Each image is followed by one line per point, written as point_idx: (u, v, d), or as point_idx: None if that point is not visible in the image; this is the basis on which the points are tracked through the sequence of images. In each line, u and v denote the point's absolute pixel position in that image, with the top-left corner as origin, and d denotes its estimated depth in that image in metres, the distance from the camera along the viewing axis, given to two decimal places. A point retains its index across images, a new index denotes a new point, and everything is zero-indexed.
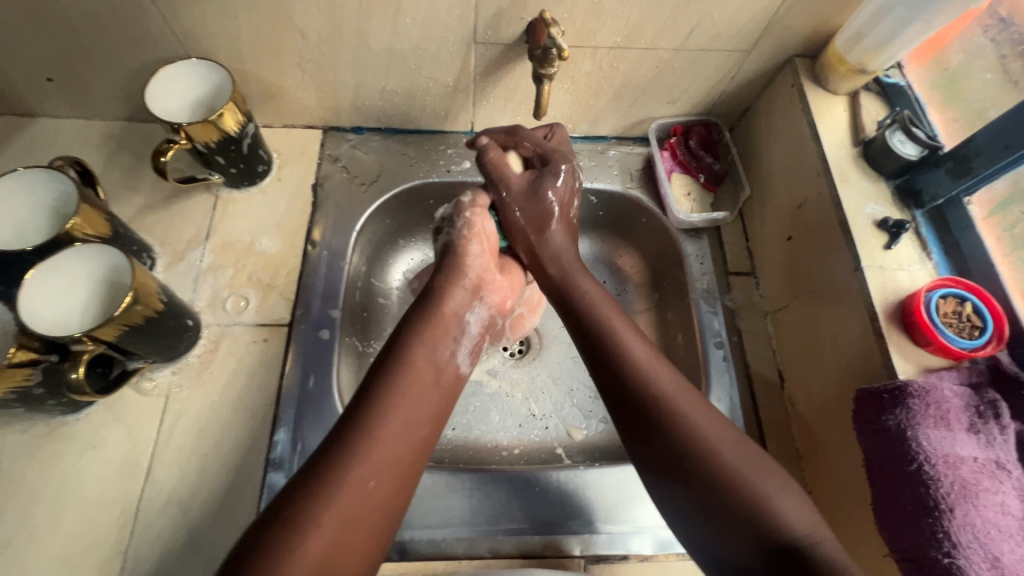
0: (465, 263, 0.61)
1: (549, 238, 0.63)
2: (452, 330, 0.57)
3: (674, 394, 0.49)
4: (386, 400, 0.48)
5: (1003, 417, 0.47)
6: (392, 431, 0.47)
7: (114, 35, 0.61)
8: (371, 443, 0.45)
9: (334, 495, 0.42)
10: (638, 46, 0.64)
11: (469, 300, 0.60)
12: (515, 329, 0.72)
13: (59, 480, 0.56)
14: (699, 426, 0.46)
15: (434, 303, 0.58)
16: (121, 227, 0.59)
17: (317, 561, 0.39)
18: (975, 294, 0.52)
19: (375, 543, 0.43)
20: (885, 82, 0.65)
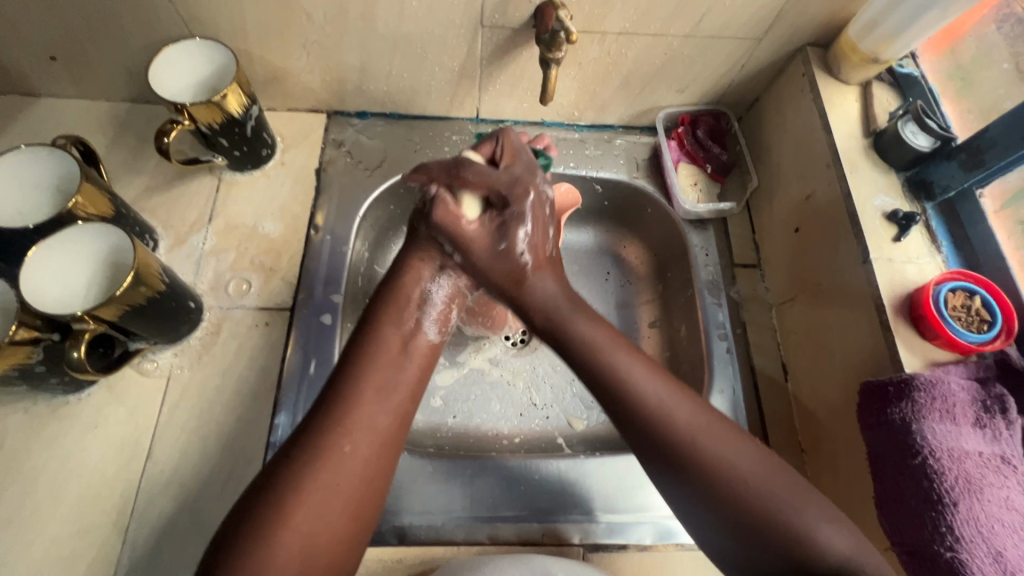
0: (414, 282, 0.56)
1: (516, 227, 0.55)
2: (416, 299, 0.55)
3: (683, 418, 0.47)
4: (360, 373, 0.48)
5: (1010, 412, 0.47)
6: (367, 401, 0.47)
7: (119, 14, 0.60)
8: (344, 413, 0.45)
9: (314, 466, 0.42)
10: (647, 32, 0.63)
11: (432, 271, 0.57)
12: (513, 320, 0.76)
13: (61, 458, 0.56)
14: (714, 451, 0.45)
15: (405, 267, 0.56)
16: (124, 208, 0.59)
17: (297, 530, 0.40)
18: (985, 289, 0.52)
19: (359, 510, 0.43)
20: (898, 72, 0.64)
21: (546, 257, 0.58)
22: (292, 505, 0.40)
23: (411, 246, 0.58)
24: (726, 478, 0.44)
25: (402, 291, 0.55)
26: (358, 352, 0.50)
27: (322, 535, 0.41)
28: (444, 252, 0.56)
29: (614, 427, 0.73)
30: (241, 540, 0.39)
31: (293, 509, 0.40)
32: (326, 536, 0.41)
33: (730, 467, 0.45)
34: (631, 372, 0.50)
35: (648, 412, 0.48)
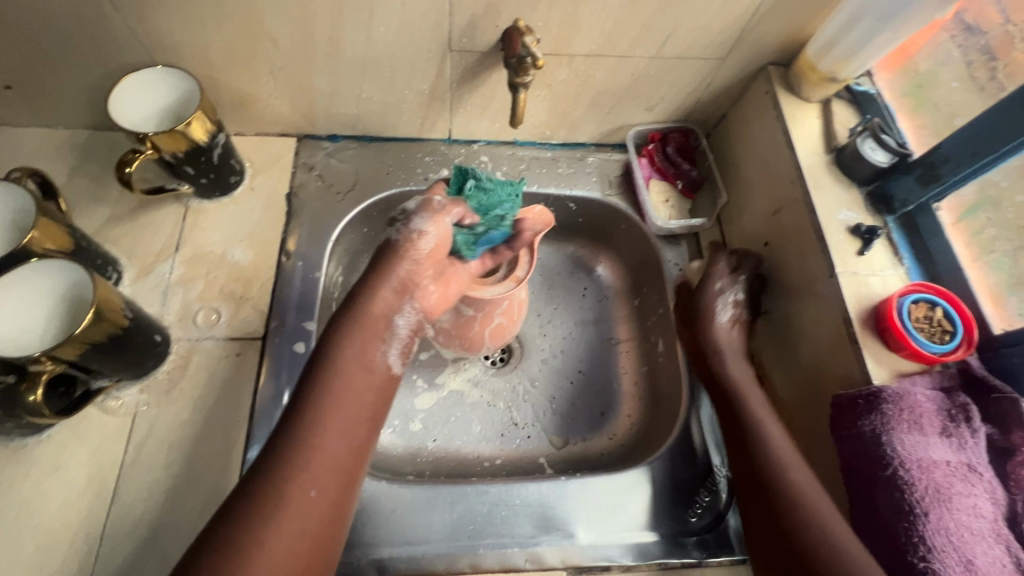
0: (411, 255, 0.56)
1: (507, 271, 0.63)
2: (381, 332, 0.55)
3: (809, 486, 0.50)
4: (324, 412, 0.48)
5: (974, 420, 0.48)
6: (319, 433, 0.47)
7: (76, 41, 0.59)
8: (303, 436, 0.46)
9: (276, 515, 0.42)
10: (613, 53, 0.64)
11: (402, 301, 0.56)
12: (494, 339, 0.69)
13: (19, 504, 0.53)
14: (815, 506, 0.48)
15: (366, 296, 0.55)
16: (85, 240, 0.58)
17: None
18: (946, 300, 0.53)
19: (324, 549, 0.44)
20: (855, 90, 0.66)
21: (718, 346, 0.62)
22: (247, 526, 0.41)
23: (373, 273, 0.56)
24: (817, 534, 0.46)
25: (357, 320, 0.53)
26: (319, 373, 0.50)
27: None
28: (428, 238, 0.57)
29: (595, 445, 0.73)
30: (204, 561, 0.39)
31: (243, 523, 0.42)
32: None
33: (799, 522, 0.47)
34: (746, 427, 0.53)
35: (791, 485, 0.50)
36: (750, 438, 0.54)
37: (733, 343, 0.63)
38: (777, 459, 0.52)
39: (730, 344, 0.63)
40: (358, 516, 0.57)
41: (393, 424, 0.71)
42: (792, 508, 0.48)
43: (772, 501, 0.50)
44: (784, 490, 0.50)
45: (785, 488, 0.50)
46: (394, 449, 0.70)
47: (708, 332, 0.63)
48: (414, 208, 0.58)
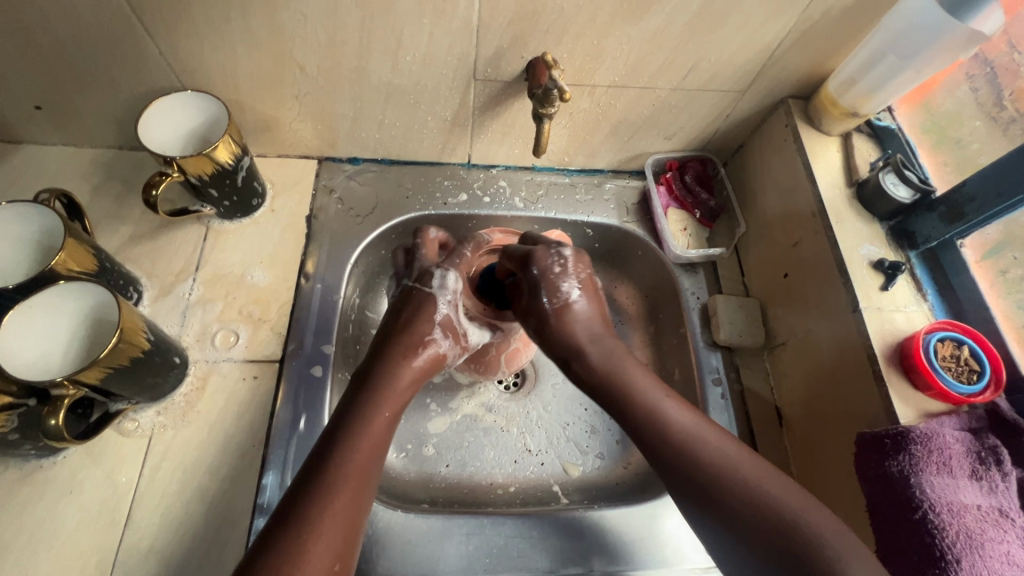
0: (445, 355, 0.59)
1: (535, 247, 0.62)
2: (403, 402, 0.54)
3: (744, 468, 0.46)
4: (342, 474, 0.46)
5: (1005, 463, 0.47)
6: (350, 487, 0.46)
7: (109, 65, 0.60)
8: (330, 489, 0.45)
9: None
10: (635, 84, 0.64)
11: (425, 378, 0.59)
12: (509, 362, 0.68)
13: (32, 527, 0.53)
14: (754, 488, 0.45)
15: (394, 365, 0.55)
16: (107, 261, 0.58)
17: None
18: (972, 338, 0.53)
19: None
20: (876, 124, 0.66)
21: (577, 347, 0.56)
22: None
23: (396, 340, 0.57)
24: (753, 513, 0.44)
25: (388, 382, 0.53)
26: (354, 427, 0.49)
27: None
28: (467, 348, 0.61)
29: (610, 474, 0.72)
30: None
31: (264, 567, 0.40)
32: None
33: (739, 515, 0.44)
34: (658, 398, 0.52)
35: (714, 474, 0.46)
36: (659, 430, 0.50)
37: (594, 322, 0.58)
38: (697, 450, 0.47)
39: (590, 323, 0.57)
40: (372, 546, 0.57)
41: (406, 449, 0.71)
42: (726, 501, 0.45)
43: (699, 493, 0.46)
44: (715, 483, 0.46)
45: (717, 484, 0.45)
46: (407, 475, 0.69)
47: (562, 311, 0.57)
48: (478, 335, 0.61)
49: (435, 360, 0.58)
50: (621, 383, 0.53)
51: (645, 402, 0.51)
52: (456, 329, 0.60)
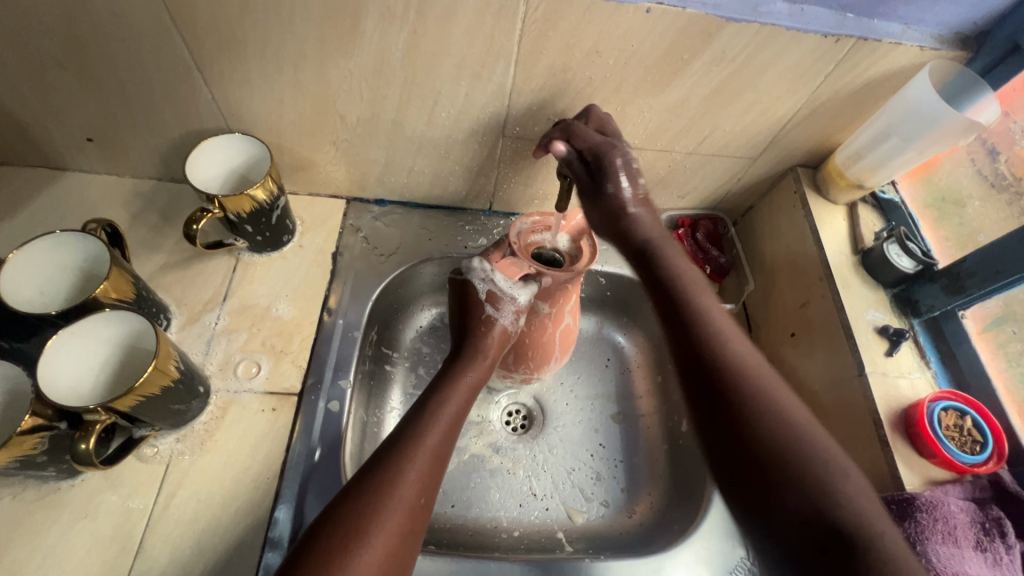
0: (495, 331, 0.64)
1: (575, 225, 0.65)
2: (491, 356, 0.64)
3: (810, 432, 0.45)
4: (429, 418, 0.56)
5: (1008, 535, 0.49)
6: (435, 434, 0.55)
7: (162, 106, 0.64)
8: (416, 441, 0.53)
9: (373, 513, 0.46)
10: (654, 147, 0.68)
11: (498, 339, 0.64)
12: (562, 344, 0.69)
13: (45, 551, 0.53)
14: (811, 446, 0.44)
15: (420, 433, 0.54)
16: (144, 291, 0.60)
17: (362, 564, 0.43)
18: (974, 409, 0.55)
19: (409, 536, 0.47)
20: (881, 197, 0.69)
21: (650, 239, 0.58)
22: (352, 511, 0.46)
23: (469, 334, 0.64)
24: (776, 435, 0.45)
25: (415, 448, 0.52)
26: (402, 449, 0.52)
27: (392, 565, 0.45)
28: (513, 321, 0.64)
29: (614, 523, 0.73)
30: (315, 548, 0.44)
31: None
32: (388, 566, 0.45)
33: (806, 479, 0.42)
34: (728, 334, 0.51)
35: (773, 400, 0.47)
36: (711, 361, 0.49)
37: (661, 232, 0.59)
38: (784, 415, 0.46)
39: (647, 228, 0.59)
40: None
41: None
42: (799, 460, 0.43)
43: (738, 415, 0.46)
44: (785, 451, 0.44)
45: (789, 452, 0.44)
46: None
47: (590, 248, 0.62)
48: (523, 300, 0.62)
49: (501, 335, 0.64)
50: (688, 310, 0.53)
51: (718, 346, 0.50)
52: (501, 296, 0.63)
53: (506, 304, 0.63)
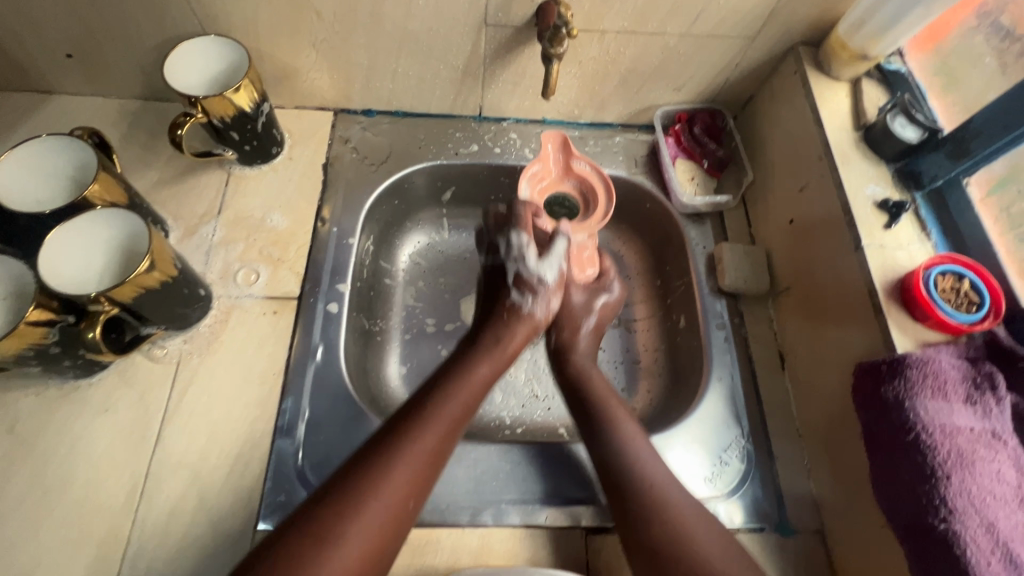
0: (532, 313, 0.66)
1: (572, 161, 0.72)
2: (530, 330, 0.65)
3: (691, 522, 0.51)
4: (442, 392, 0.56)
5: (999, 388, 0.48)
6: (451, 414, 0.54)
7: (135, 12, 0.63)
8: (432, 411, 0.53)
9: (373, 479, 0.47)
10: (645, 30, 0.65)
11: (539, 306, 0.66)
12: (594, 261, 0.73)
13: (72, 440, 0.57)
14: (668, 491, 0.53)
15: (410, 435, 0.51)
16: (138, 198, 0.61)
17: (349, 542, 0.44)
18: (972, 271, 0.54)
19: (404, 510, 0.48)
20: (886, 68, 0.67)
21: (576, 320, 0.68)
22: (352, 481, 0.47)
23: (485, 327, 0.65)
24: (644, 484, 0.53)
25: (435, 412, 0.54)
26: (414, 422, 0.52)
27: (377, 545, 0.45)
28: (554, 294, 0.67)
29: None
30: (306, 512, 0.45)
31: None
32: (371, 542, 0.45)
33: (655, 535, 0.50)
34: (621, 425, 0.59)
35: (641, 476, 0.54)
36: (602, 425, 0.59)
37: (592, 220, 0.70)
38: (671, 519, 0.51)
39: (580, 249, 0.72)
40: None
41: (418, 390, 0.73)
42: (661, 516, 0.51)
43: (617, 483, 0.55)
44: (651, 490, 0.53)
45: (642, 479, 0.54)
46: None
47: (573, 346, 0.67)
48: (548, 281, 0.67)
49: (529, 327, 0.65)
50: (598, 406, 0.61)
51: (632, 465, 0.55)
52: (530, 280, 0.66)
53: (536, 290, 0.66)
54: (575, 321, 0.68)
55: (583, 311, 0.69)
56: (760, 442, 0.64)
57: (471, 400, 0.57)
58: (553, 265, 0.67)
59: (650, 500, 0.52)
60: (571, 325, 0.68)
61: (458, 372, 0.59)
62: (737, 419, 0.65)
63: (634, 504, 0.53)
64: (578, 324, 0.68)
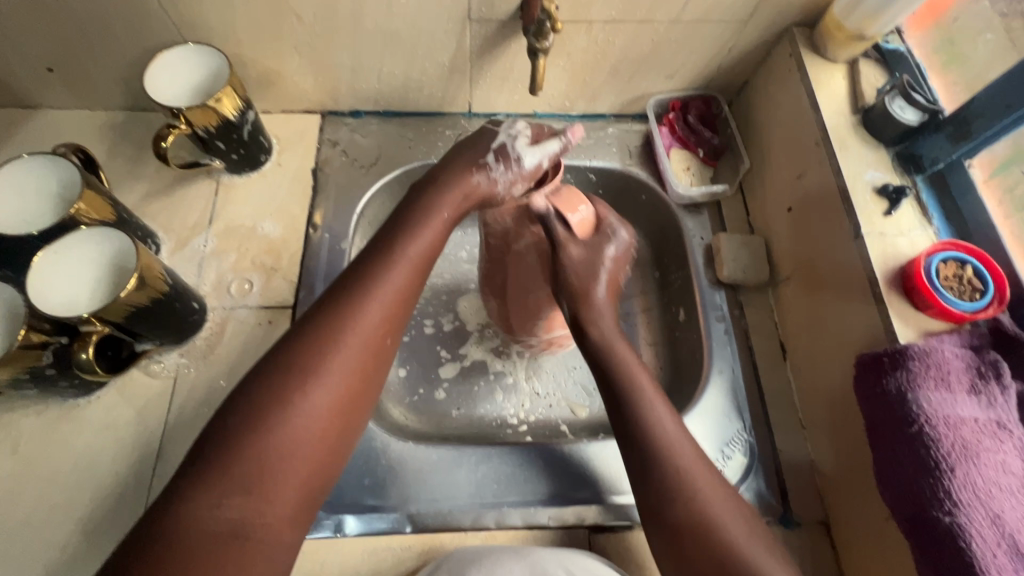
0: (487, 184, 0.57)
1: (506, 172, 0.57)
2: (479, 193, 0.57)
3: (695, 473, 0.48)
4: (401, 243, 0.52)
5: (1004, 377, 0.48)
6: (410, 264, 0.52)
7: (113, 23, 0.61)
8: (392, 263, 0.51)
9: (329, 340, 0.46)
10: (633, 19, 0.63)
11: (491, 173, 0.57)
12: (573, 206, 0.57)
13: (73, 459, 0.57)
14: (685, 465, 0.48)
15: (367, 293, 0.49)
16: (126, 213, 0.61)
17: (314, 401, 0.44)
18: (976, 257, 0.53)
19: (370, 365, 0.48)
20: (885, 48, 0.65)
21: (584, 290, 0.56)
22: (309, 342, 0.46)
23: (452, 162, 0.58)
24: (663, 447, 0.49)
25: (394, 258, 0.51)
26: (371, 279, 0.50)
27: (339, 408, 0.46)
28: (518, 185, 0.57)
29: None
30: (266, 372, 0.45)
31: (218, 501, 0.39)
32: (329, 400, 0.45)
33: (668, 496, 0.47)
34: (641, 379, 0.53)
35: (661, 442, 0.49)
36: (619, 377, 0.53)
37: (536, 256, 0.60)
38: (676, 469, 0.48)
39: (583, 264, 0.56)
40: (387, 476, 0.60)
41: (418, 393, 0.72)
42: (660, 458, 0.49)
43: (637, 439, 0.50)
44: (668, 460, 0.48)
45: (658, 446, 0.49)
46: (418, 424, 0.70)
47: (585, 311, 0.56)
48: (525, 161, 0.56)
49: (485, 188, 0.57)
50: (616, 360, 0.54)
51: (640, 418, 0.51)
52: (510, 153, 0.57)
53: (511, 163, 0.57)
54: (588, 283, 0.56)
55: (590, 273, 0.56)
56: (763, 435, 0.63)
57: (438, 239, 0.55)
58: (536, 156, 0.56)
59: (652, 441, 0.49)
60: (580, 291, 0.56)
61: (427, 202, 0.55)
62: (739, 412, 0.64)
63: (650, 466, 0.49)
64: (590, 290, 0.56)
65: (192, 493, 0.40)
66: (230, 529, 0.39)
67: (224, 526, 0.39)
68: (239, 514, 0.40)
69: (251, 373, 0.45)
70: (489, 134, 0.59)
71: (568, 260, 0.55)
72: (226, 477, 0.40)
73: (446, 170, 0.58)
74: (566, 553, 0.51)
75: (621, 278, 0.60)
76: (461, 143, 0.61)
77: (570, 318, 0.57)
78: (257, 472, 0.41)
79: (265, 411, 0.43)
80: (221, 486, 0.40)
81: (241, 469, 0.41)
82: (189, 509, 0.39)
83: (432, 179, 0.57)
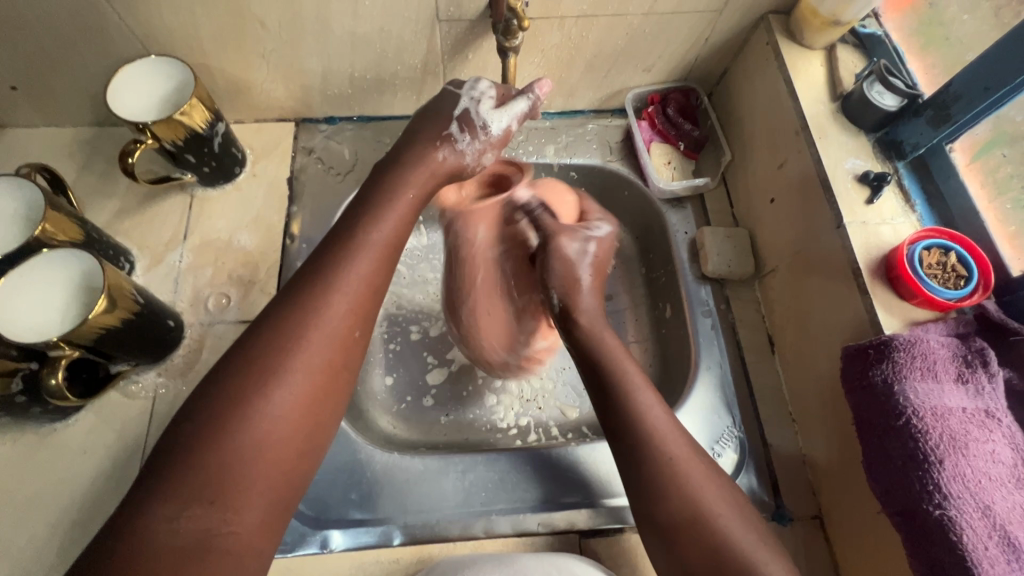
0: (454, 156, 0.59)
1: (473, 139, 0.59)
2: (448, 163, 0.58)
3: (686, 466, 0.47)
4: (364, 237, 0.51)
5: (991, 364, 0.47)
6: (373, 256, 0.51)
7: (74, 40, 0.60)
8: (351, 253, 0.50)
9: (293, 339, 0.45)
10: (605, 13, 0.62)
11: (458, 138, 0.59)
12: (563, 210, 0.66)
13: (52, 485, 0.56)
14: (663, 446, 0.48)
15: (329, 289, 0.48)
16: (95, 232, 0.60)
17: (279, 402, 0.43)
18: (960, 244, 0.52)
19: (338, 362, 0.47)
20: (861, 33, 0.65)
21: (574, 278, 0.60)
22: (268, 341, 0.45)
23: (414, 140, 0.58)
24: (654, 439, 0.48)
25: (357, 250, 0.50)
26: (333, 274, 0.48)
27: (305, 407, 0.45)
28: (486, 155, 0.61)
29: None
30: (227, 374, 0.44)
31: (178, 509, 0.38)
32: (293, 401, 0.44)
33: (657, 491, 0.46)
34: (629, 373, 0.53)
35: (652, 433, 0.49)
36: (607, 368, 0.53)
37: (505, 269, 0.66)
38: (666, 453, 0.48)
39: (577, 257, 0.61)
40: (374, 488, 0.59)
41: (405, 400, 0.71)
42: (646, 449, 0.48)
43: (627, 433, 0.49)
44: (653, 449, 0.48)
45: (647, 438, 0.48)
46: (406, 432, 0.69)
47: (574, 299, 0.59)
48: (491, 128, 0.59)
49: (453, 159, 0.59)
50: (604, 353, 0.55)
51: (631, 409, 0.50)
52: (475, 121, 0.59)
53: (476, 132, 0.59)
54: (573, 275, 0.60)
55: (577, 265, 0.61)
56: (753, 431, 0.62)
57: (402, 222, 0.54)
58: (503, 121, 0.59)
59: (638, 430, 0.49)
60: (570, 283, 0.60)
61: (389, 186, 0.55)
62: (728, 408, 0.63)
63: (641, 458, 0.48)
64: (576, 280, 0.60)
65: (152, 505, 0.38)
66: (197, 541, 0.38)
67: (187, 536, 0.38)
68: (202, 525, 0.38)
69: (208, 375, 0.44)
70: (450, 99, 0.60)
71: (557, 249, 0.61)
72: (186, 486, 0.39)
73: (409, 146, 0.58)
74: (556, 557, 0.50)
75: (607, 265, 0.65)
76: (421, 113, 0.61)
77: (560, 311, 0.59)
78: (222, 481, 0.40)
79: (228, 415, 0.42)
80: (180, 498, 0.38)
81: (202, 477, 0.39)
82: (147, 522, 0.37)
83: (395, 162, 0.58)
